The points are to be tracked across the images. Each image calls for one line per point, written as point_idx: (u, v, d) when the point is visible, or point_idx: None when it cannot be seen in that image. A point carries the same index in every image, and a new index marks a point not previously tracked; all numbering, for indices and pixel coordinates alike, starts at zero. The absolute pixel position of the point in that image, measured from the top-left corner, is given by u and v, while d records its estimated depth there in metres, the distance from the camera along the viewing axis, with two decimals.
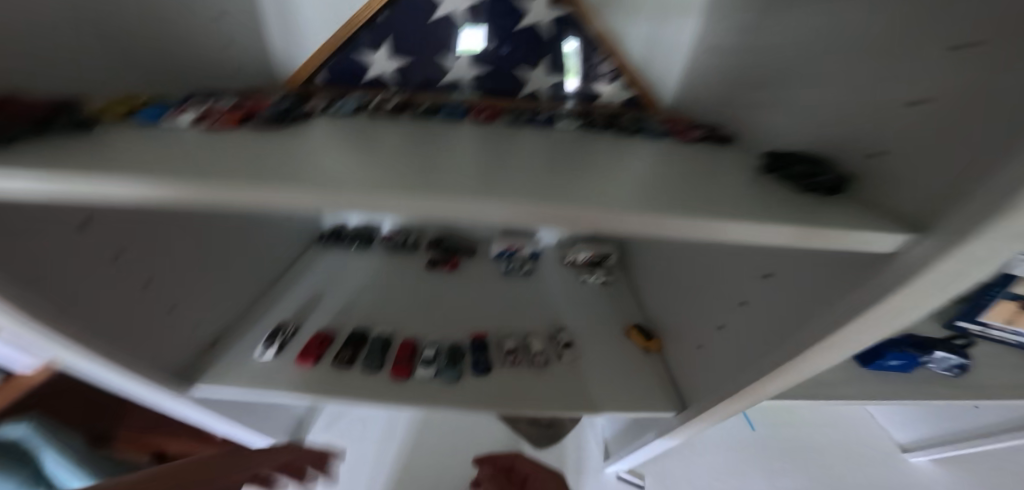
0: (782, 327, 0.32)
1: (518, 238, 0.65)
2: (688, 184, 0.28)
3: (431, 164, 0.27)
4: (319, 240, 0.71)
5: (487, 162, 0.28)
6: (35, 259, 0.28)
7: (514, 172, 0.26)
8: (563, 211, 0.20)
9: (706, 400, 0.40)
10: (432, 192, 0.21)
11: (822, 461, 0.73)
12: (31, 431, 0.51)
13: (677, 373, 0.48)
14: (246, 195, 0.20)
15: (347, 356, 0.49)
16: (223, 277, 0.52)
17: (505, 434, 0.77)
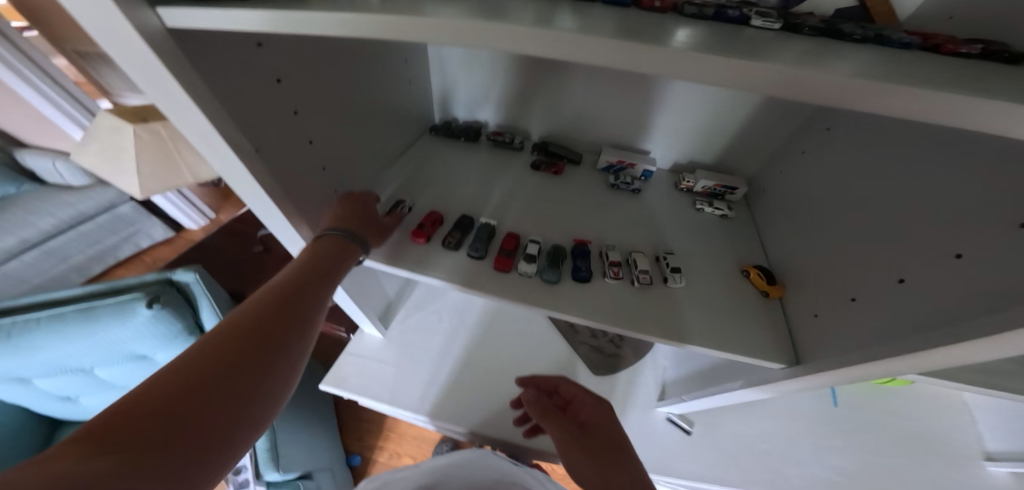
0: (970, 307, 0.27)
1: (632, 155, 0.64)
2: (966, 76, 0.22)
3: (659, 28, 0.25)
4: (430, 130, 0.72)
5: (710, 32, 0.26)
6: (200, 66, 0.30)
7: (739, 45, 0.25)
8: (801, 78, 0.21)
9: (834, 359, 0.36)
10: (668, 44, 0.22)
11: (900, 453, 0.69)
12: (195, 280, 0.75)
13: (798, 327, 0.44)
14: (501, 37, 0.24)
15: (455, 239, 0.51)
16: (360, 146, 0.55)
17: (567, 353, 0.82)
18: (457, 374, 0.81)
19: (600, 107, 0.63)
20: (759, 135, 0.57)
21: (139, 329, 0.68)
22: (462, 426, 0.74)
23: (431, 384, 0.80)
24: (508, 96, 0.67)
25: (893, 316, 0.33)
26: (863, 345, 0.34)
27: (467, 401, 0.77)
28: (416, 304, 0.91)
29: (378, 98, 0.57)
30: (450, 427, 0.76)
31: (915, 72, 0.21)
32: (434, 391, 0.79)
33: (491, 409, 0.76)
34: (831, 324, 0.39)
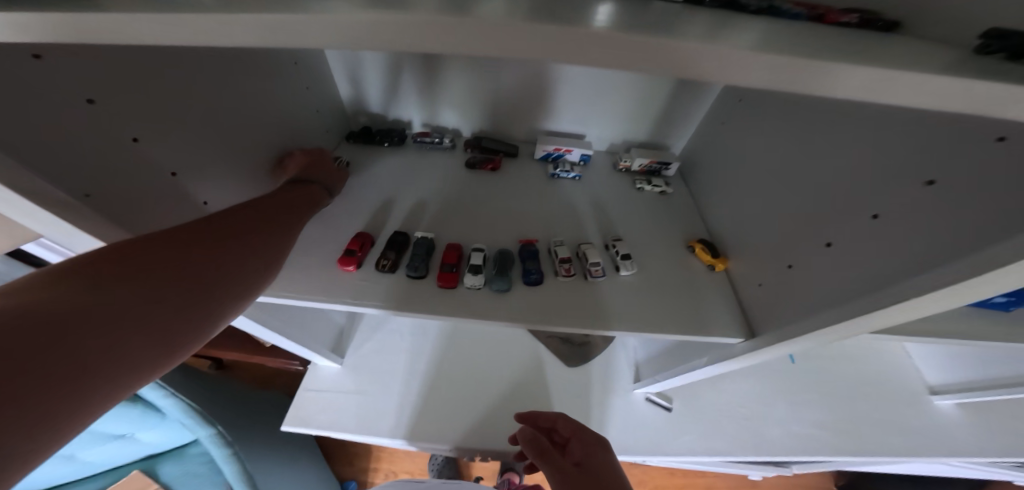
0: (890, 269, 0.28)
1: (568, 142, 0.62)
2: (871, 47, 0.21)
3: (555, 7, 0.21)
4: (347, 137, 0.64)
5: (619, 11, 0.22)
6: None
7: (641, 19, 0.22)
8: (710, 57, 0.18)
9: (782, 329, 0.38)
10: (550, 24, 0.18)
11: (851, 396, 0.77)
12: None
13: (747, 298, 0.45)
14: (353, 35, 0.18)
15: (390, 261, 0.45)
16: (245, 169, 0.46)
17: (541, 351, 0.81)
18: (431, 389, 0.76)
19: (528, 93, 0.59)
20: (684, 109, 0.58)
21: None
22: (444, 444, 0.70)
23: (405, 405, 0.75)
24: (428, 91, 0.60)
25: (826, 281, 0.34)
26: (805, 311, 0.35)
27: (447, 414, 0.74)
28: (373, 326, 0.83)
29: (266, 110, 0.48)
30: (434, 443, 0.72)
31: (826, 47, 0.20)
32: (409, 412, 0.74)
33: (472, 419, 0.73)
34: (777, 292, 0.41)
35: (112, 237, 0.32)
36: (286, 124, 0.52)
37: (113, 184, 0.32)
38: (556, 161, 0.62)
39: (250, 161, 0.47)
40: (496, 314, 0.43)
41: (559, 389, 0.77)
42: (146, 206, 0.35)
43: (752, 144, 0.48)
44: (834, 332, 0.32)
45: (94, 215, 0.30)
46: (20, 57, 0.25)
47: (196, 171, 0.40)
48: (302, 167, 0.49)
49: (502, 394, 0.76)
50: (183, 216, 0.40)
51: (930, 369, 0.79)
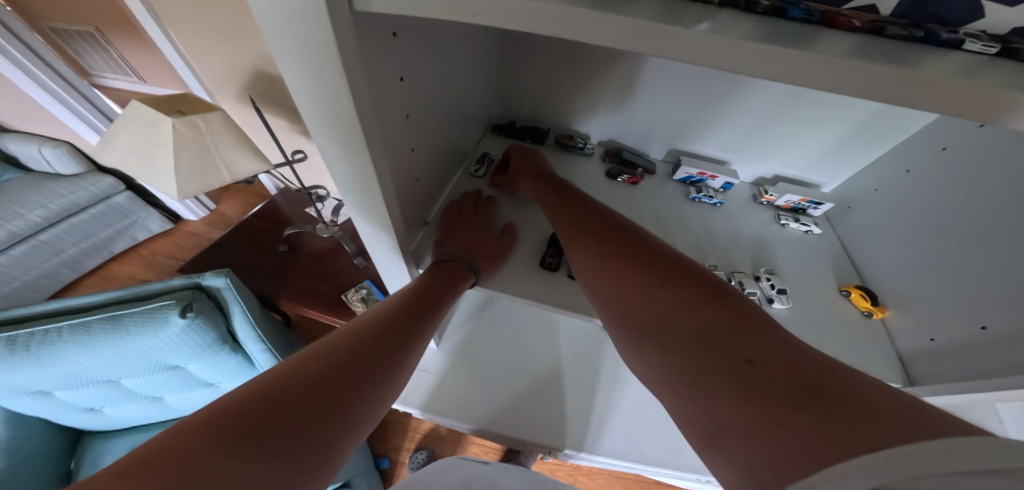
0: None
1: (711, 167, 0.62)
2: None
3: (924, 61, 0.23)
4: (493, 131, 0.69)
5: (970, 64, 0.23)
6: (362, 72, 0.26)
7: (1010, 78, 0.22)
8: None
9: (964, 386, 0.38)
10: None
11: None
12: (229, 285, 0.66)
13: (919, 354, 0.45)
14: None
15: (556, 260, 0.47)
16: (442, 153, 0.51)
17: (617, 366, 0.87)
18: (459, 372, 0.81)
19: (687, 112, 0.60)
20: (848, 150, 0.58)
21: (172, 339, 0.63)
22: (464, 422, 0.75)
23: (424, 377, 0.79)
24: (583, 96, 0.63)
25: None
26: (1001, 373, 0.36)
27: (460, 397, 0.77)
28: (472, 311, 0.91)
29: (463, 100, 0.52)
30: (442, 418, 0.76)
31: None
32: (424, 386, 0.78)
33: (496, 406, 0.77)
34: (954, 351, 0.41)
35: (388, 208, 0.36)
36: (468, 114, 0.56)
37: (395, 158, 0.35)
38: (696, 184, 0.62)
39: (445, 144, 0.51)
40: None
41: (632, 404, 0.81)
42: (403, 180, 0.39)
43: (940, 199, 0.47)
44: None
45: (387, 184, 0.34)
46: (388, 35, 0.29)
47: (422, 152, 0.43)
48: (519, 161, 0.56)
49: (556, 398, 0.80)
50: (411, 194, 0.43)
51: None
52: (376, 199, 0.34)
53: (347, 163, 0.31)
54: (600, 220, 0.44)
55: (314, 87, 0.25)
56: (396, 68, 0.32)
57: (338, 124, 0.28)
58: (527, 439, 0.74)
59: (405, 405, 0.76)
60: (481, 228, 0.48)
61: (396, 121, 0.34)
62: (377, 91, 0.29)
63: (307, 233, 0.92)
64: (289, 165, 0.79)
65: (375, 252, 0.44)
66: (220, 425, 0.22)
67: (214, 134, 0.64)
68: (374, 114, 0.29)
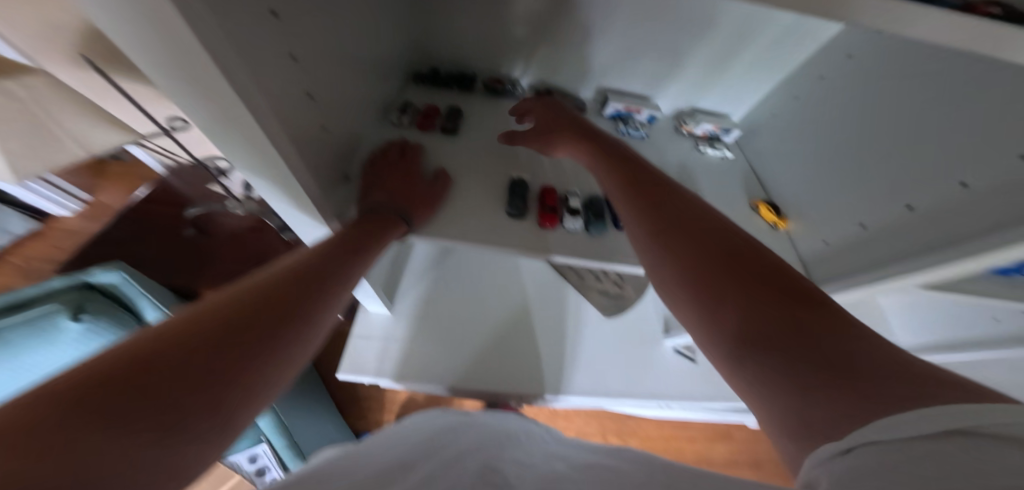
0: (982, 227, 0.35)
1: (637, 101, 0.64)
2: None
3: None
4: (414, 79, 0.64)
5: None
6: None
7: None
8: None
9: (853, 276, 0.46)
10: None
11: None
12: (126, 281, 0.58)
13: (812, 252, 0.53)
14: None
15: (453, 126, 0.56)
16: (353, 100, 0.46)
17: (575, 305, 0.93)
18: (422, 334, 0.80)
19: (612, 47, 0.60)
20: (751, 76, 0.63)
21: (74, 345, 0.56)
22: (434, 382, 0.75)
23: (392, 347, 0.78)
24: (506, 32, 0.60)
25: (906, 237, 0.42)
26: (885, 261, 0.43)
27: (431, 359, 0.78)
28: (427, 273, 0.89)
29: (368, 39, 0.47)
30: (415, 384, 0.77)
31: None
32: (393, 355, 0.77)
33: (464, 361, 0.79)
34: (846, 247, 0.48)
35: (290, 159, 0.32)
36: (378, 55, 0.51)
37: (285, 102, 0.31)
38: (625, 120, 0.64)
39: (356, 89, 0.46)
40: (597, 241, 0.48)
41: (593, 339, 0.88)
42: (305, 129, 0.35)
43: None
44: (912, 276, 0.40)
45: (280, 130, 0.30)
46: None
47: (325, 98, 0.38)
48: (546, 124, 0.52)
49: (523, 343, 0.84)
50: (321, 147, 0.39)
51: (902, 326, 0.89)
52: (263, 152, 0.30)
53: (219, 119, 0.27)
54: (642, 179, 0.42)
55: (131, 35, 0.20)
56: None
57: (188, 74, 0.23)
58: (498, 387, 0.77)
59: (375, 377, 0.75)
60: (415, 173, 0.46)
61: (275, 65, 0.29)
62: (238, 30, 0.24)
63: (218, 212, 0.81)
64: (166, 135, 0.67)
65: (286, 213, 0.40)
66: (78, 382, 0.18)
67: (44, 100, 0.53)
68: (238, 41, 0.24)
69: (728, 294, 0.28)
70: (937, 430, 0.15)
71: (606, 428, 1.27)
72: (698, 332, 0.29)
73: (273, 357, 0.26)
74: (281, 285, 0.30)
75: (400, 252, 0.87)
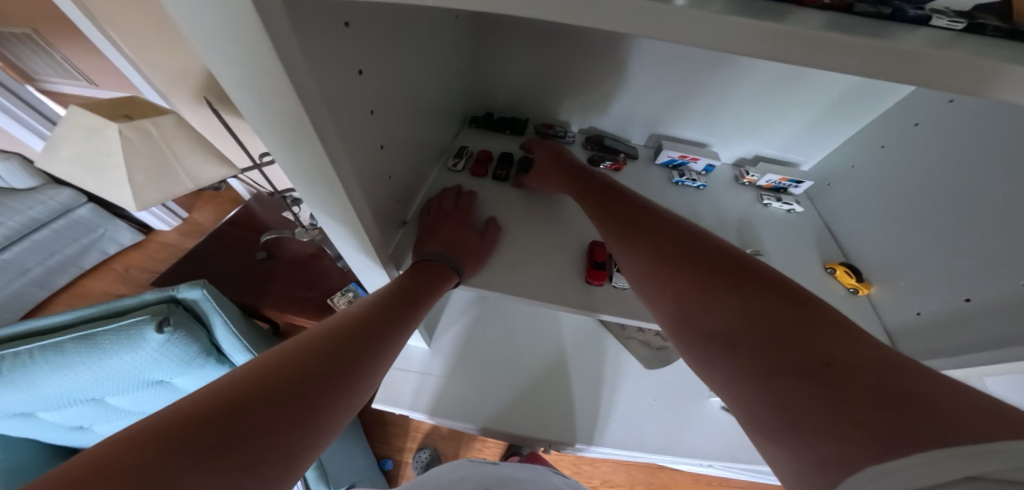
0: None
1: (693, 149, 0.62)
2: None
3: (893, 34, 0.23)
4: (470, 125, 0.67)
5: (938, 37, 0.23)
6: (313, 69, 0.24)
7: (983, 52, 0.22)
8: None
9: (956, 361, 0.39)
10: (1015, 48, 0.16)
11: None
12: (205, 297, 0.63)
13: (900, 325, 0.46)
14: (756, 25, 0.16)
15: (505, 172, 0.58)
16: (417, 149, 0.49)
17: (616, 351, 0.88)
18: (457, 370, 0.80)
19: (670, 96, 0.59)
20: (823, 127, 0.58)
21: (152, 355, 0.61)
22: (466, 421, 0.74)
23: (428, 381, 0.79)
24: (562, 83, 0.62)
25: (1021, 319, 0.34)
26: (996, 346, 0.36)
27: (465, 397, 0.77)
28: (465, 308, 0.90)
29: (435, 93, 0.50)
30: (449, 421, 0.76)
31: None
32: (429, 389, 0.77)
33: (497, 403, 0.77)
34: (946, 325, 0.41)
35: (359, 209, 0.34)
36: (441, 107, 0.54)
37: (362, 157, 0.33)
38: (679, 167, 0.62)
39: (419, 140, 0.49)
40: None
41: (633, 392, 0.82)
42: (375, 180, 0.38)
43: (917, 174, 0.47)
44: None
45: (355, 183, 0.32)
46: (340, 26, 0.26)
47: (393, 149, 0.41)
48: (544, 160, 0.55)
49: (559, 389, 0.81)
50: (386, 194, 0.41)
51: None
52: (340, 200, 0.32)
53: (306, 169, 0.29)
54: (625, 206, 0.43)
55: (244, 88, 0.23)
56: (352, 60, 0.29)
57: (283, 123, 0.25)
58: (530, 434, 0.74)
59: (412, 410, 0.75)
60: (467, 223, 0.47)
61: (358, 121, 0.32)
62: (331, 92, 0.27)
63: (286, 238, 0.89)
64: (259, 168, 0.75)
65: (349, 255, 0.42)
66: (174, 430, 0.19)
67: (169, 139, 0.61)
68: (331, 107, 0.27)
69: (734, 329, 0.27)
70: (962, 475, 0.15)
71: (636, 479, 1.16)
72: (696, 362, 0.28)
73: (334, 403, 0.26)
74: (347, 326, 0.32)
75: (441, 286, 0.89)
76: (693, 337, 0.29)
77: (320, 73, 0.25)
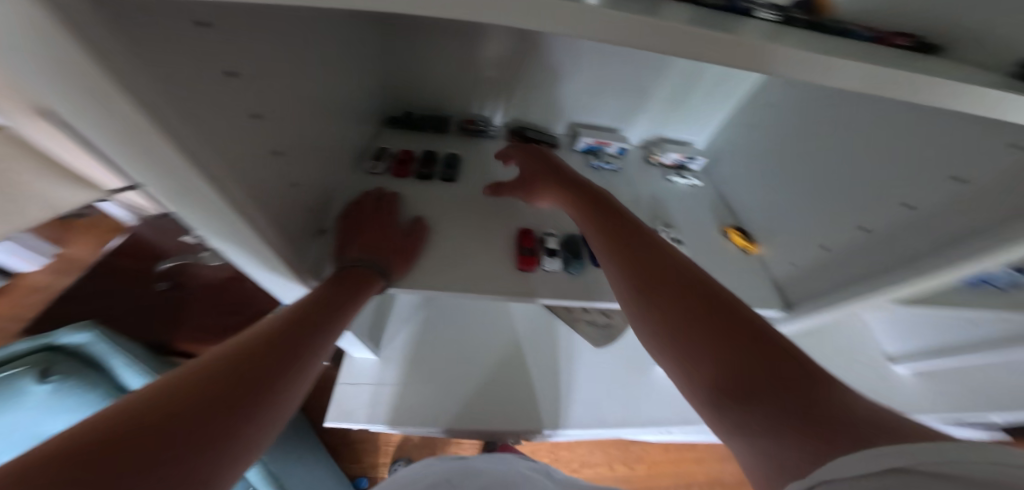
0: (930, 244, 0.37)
1: (607, 135, 0.66)
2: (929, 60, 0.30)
3: (728, 25, 0.26)
4: (388, 125, 0.65)
5: (762, 27, 0.28)
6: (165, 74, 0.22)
7: (792, 40, 0.27)
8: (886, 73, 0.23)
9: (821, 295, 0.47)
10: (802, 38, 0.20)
11: (857, 375, 0.89)
12: (97, 336, 0.55)
13: (781, 272, 0.55)
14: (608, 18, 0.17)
15: (429, 170, 0.57)
16: (326, 153, 0.46)
17: (568, 333, 0.92)
18: (412, 375, 0.80)
19: (580, 86, 0.63)
20: (710, 108, 0.66)
21: (34, 415, 0.50)
22: (431, 425, 0.74)
23: (383, 391, 0.77)
24: (477, 77, 0.62)
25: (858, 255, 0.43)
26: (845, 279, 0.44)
27: (423, 401, 0.76)
28: (411, 312, 0.89)
29: (339, 93, 0.48)
30: (412, 428, 0.75)
31: (906, 66, 0.27)
32: (387, 399, 0.76)
33: (458, 401, 0.77)
34: (813, 268, 0.50)
35: (257, 222, 0.31)
36: (349, 107, 0.52)
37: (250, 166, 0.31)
38: (597, 153, 0.67)
39: (327, 143, 0.46)
40: (580, 280, 0.49)
41: (586, 367, 0.87)
42: (274, 189, 0.35)
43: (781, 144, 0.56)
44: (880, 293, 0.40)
45: (244, 194, 0.30)
46: (195, 24, 0.24)
47: (292, 154, 0.38)
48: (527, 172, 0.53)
49: (515, 376, 0.83)
50: (291, 203, 0.39)
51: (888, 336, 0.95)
52: (224, 215, 0.29)
53: (176, 184, 0.26)
54: (605, 214, 0.43)
55: (70, 97, 0.20)
56: (220, 61, 0.27)
57: (133, 135, 0.22)
58: (491, 426, 0.75)
59: (372, 423, 0.74)
60: (391, 225, 0.46)
61: (238, 127, 0.29)
62: (197, 96, 0.24)
63: (193, 264, 0.79)
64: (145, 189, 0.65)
65: (253, 272, 0.39)
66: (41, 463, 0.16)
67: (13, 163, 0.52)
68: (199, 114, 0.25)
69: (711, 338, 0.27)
70: (888, 466, 0.16)
71: (612, 456, 1.23)
72: (676, 370, 0.29)
73: (251, 421, 0.24)
74: (257, 352, 0.28)
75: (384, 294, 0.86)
76: (671, 348, 0.29)
77: (176, 76, 0.22)
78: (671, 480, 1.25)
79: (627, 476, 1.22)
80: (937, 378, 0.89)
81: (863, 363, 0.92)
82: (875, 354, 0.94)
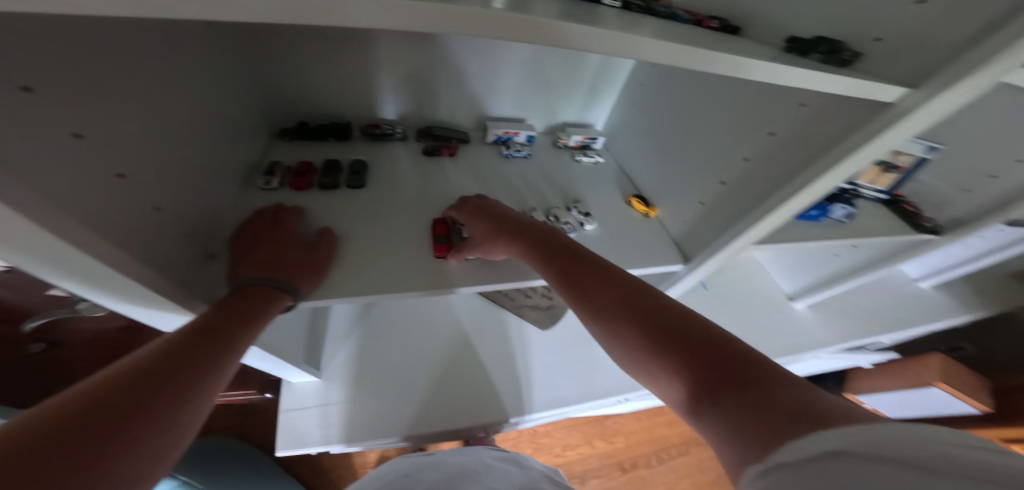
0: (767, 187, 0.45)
1: (513, 125, 0.69)
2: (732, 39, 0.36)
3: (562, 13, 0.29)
4: (281, 138, 0.61)
5: (594, 15, 0.31)
6: None
7: (616, 23, 0.31)
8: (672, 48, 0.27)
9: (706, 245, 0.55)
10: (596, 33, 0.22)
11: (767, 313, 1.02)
12: None
13: (677, 230, 0.62)
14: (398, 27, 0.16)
15: (333, 178, 0.55)
16: (200, 174, 0.43)
17: (515, 321, 0.94)
18: (360, 389, 0.77)
19: (479, 79, 0.64)
20: (602, 91, 0.72)
21: None
22: (387, 434, 0.73)
23: (331, 411, 0.74)
24: (372, 78, 0.61)
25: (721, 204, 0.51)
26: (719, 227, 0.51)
27: (374, 415, 0.74)
28: (352, 326, 0.86)
29: (205, 107, 0.44)
30: (371, 441, 0.73)
31: (713, 41, 0.32)
32: (336, 418, 0.73)
33: (411, 408, 0.76)
34: (697, 222, 0.57)
35: (111, 255, 0.29)
36: (225, 121, 0.48)
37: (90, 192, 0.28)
38: (506, 142, 0.69)
39: (200, 163, 0.43)
40: (499, 265, 0.52)
41: (535, 350, 0.91)
42: (130, 216, 0.32)
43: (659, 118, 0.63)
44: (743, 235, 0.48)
45: (86, 225, 0.27)
46: None
47: (150, 177, 0.35)
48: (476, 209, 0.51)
49: (467, 371, 0.84)
50: (159, 229, 0.35)
51: (784, 276, 1.08)
52: (51, 258, 0.26)
53: None
54: (565, 245, 0.44)
55: None
56: (17, 78, 0.23)
57: None
58: (448, 425, 0.75)
59: (327, 444, 0.70)
60: (289, 239, 0.44)
61: (65, 152, 0.26)
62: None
63: (69, 319, 0.68)
64: None
65: (120, 311, 0.35)
66: None
67: None
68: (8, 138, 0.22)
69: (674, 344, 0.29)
70: (829, 449, 0.17)
71: (590, 434, 1.30)
72: (655, 382, 0.30)
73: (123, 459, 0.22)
74: (134, 384, 0.26)
75: (315, 315, 0.81)
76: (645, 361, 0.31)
77: None
78: (649, 447, 1.33)
79: (610, 451, 1.29)
80: (825, 303, 1.06)
81: (769, 301, 1.06)
82: (779, 292, 1.08)
